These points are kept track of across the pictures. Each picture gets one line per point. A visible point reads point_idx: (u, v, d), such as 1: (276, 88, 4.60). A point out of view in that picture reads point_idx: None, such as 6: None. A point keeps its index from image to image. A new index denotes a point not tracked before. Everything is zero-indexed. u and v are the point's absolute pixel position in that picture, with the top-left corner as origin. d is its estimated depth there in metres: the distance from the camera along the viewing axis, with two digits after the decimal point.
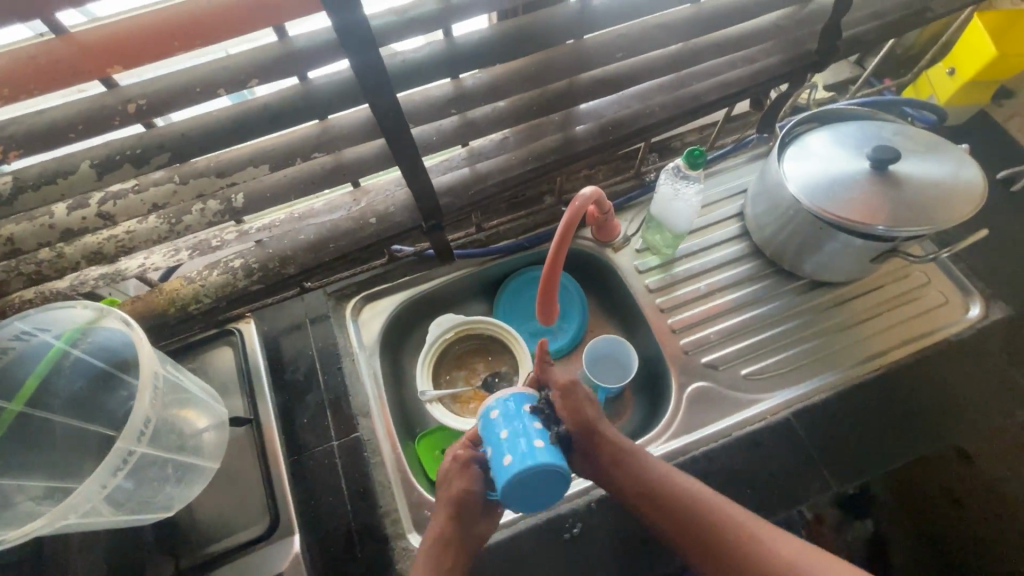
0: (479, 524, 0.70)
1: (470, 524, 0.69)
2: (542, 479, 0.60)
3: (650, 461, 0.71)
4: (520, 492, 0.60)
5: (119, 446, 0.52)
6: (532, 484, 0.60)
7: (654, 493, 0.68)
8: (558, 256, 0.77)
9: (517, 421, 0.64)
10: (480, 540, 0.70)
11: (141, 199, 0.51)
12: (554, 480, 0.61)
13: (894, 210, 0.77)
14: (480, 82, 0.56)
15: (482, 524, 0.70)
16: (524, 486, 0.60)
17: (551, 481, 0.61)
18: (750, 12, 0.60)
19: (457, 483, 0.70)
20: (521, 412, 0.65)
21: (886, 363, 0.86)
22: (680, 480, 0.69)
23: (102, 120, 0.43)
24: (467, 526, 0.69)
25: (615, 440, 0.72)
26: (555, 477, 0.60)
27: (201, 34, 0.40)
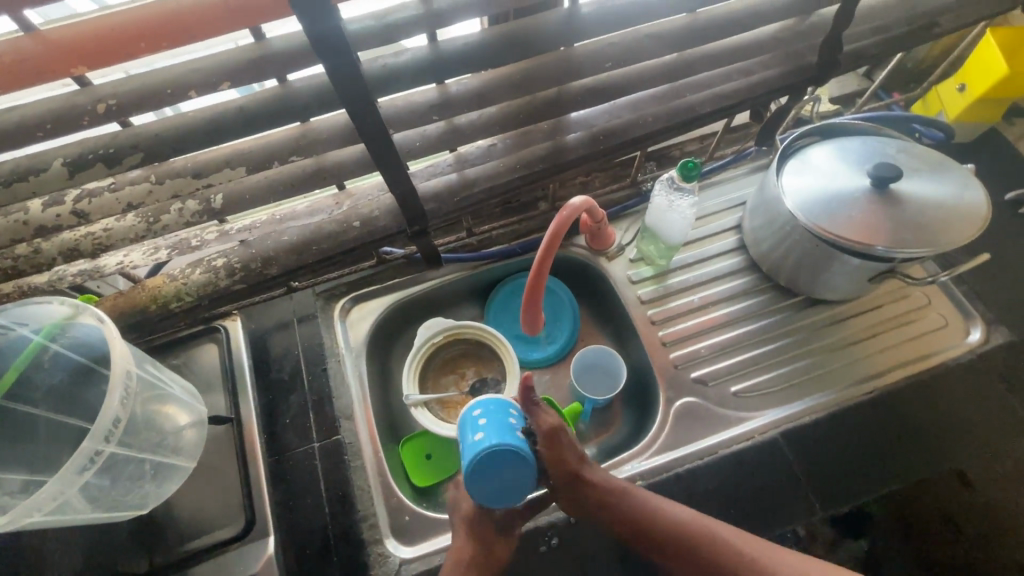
0: (497, 541, 0.69)
1: (487, 541, 0.68)
2: (497, 468, 0.61)
3: (642, 497, 0.68)
4: (481, 487, 0.62)
5: (86, 446, 0.52)
6: (489, 476, 0.61)
7: (649, 533, 0.66)
8: (544, 264, 0.76)
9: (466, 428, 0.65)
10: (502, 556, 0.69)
11: (115, 198, 0.51)
12: (510, 467, 0.61)
13: (894, 230, 0.75)
14: (464, 88, 0.54)
15: (500, 541, 0.69)
16: (484, 479, 0.61)
17: (509, 469, 0.61)
18: (747, 24, 0.58)
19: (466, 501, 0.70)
20: (468, 416, 0.66)
21: (881, 385, 0.83)
22: (671, 513, 0.67)
23: (72, 119, 0.43)
24: (485, 543, 0.68)
25: (601, 482, 0.68)
26: (509, 465, 0.61)
27: (169, 36, 0.40)
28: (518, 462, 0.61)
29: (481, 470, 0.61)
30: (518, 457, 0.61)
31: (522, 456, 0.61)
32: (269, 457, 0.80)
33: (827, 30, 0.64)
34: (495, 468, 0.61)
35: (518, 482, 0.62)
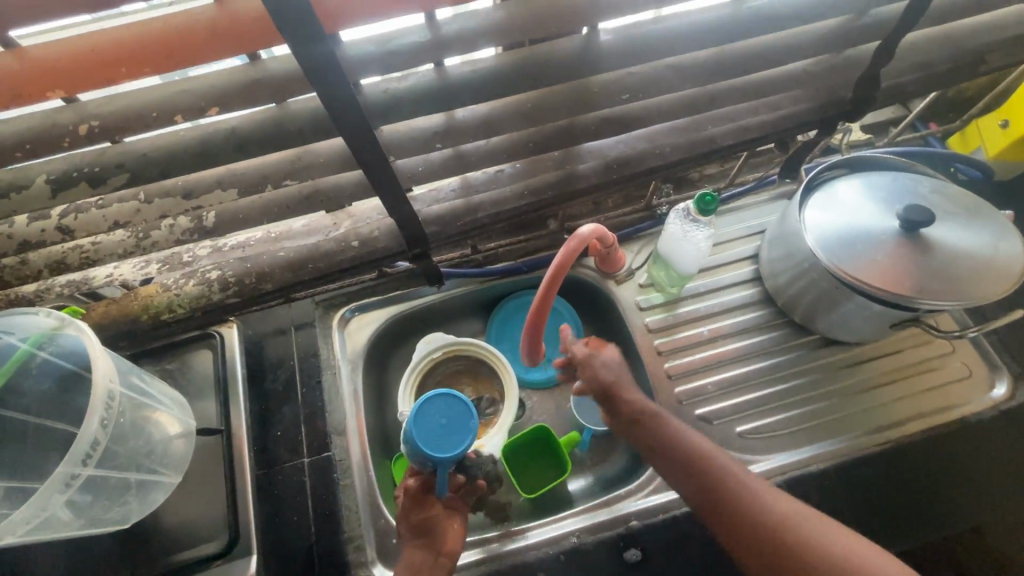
0: (447, 540, 0.71)
1: (437, 542, 0.71)
2: (442, 412, 0.69)
3: (673, 423, 0.68)
4: (423, 426, 0.68)
5: (61, 470, 0.50)
6: (434, 418, 0.69)
7: (671, 453, 0.65)
8: (545, 300, 0.73)
9: (419, 432, 0.68)
10: (454, 554, 0.71)
11: (101, 215, 0.49)
12: (454, 415, 0.69)
13: (919, 278, 0.71)
14: (471, 114, 0.51)
15: (451, 538, 0.72)
16: (426, 421, 0.69)
17: (452, 417, 0.69)
18: (780, 59, 0.54)
19: (413, 514, 0.72)
20: (415, 422, 0.68)
21: (896, 437, 0.80)
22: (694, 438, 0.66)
23: (53, 140, 0.41)
24: (436, 545, 0.70)
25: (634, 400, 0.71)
26: (466, 435, 0.69)
27: (152, 58, 0.37)
28: (472, 429, 0.69)
29: (427, 408, 0.69)
30: (463, 411, 0.70)
31: (474, 425, 0.69)
32: (258, 469, 0.78)
33: (865, 66, 0.59)
34: (441, 413, 0.69)
35: (455, 437, 0.68)
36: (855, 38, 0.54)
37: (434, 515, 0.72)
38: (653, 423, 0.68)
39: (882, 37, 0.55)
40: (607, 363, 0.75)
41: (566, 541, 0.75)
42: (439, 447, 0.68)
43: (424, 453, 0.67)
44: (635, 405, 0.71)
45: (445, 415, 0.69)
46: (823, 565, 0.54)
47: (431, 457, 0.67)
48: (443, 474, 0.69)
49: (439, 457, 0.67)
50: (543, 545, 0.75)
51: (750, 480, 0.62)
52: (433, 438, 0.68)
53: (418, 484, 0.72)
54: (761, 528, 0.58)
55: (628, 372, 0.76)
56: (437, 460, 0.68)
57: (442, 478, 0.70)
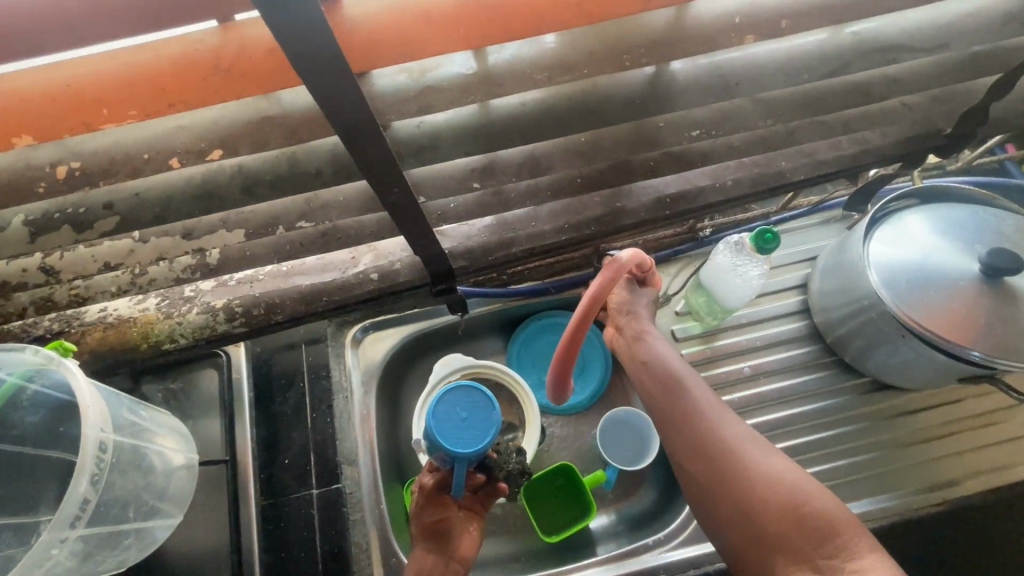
0: (460, 545, 0.68)
1: (450, 546, 0.68)
2: (464, 405, 0.63)
3: (662, 347, 0.69)
4: (442, 419, 0.62)
5: (46, 537, 0.45)
6: (454, 409, 0.63)
7: (653, 369, 0.67)
8: (599, 295, 0.63)
9: (437, 424, 0.62)
10: (467, 560, 0.68)
11: (91, 255, 0.43)
12: (476, 410, 0.63)
13: (995, 333, 0.63)
14: (516, 150, 0.44)
15: (465, 544, 0.69)
16: (446, 412, 0.63)
17: (474, 410, 0.63)
18: (878, 95, 0.46)
19: (427, 513, 0.69)
20: (433, 412, 0.63)
21: (952, 497, 0.74)
22: (674, 362, 0.67)
23: (26, 184, 0.35)
24: (448, 549, 0.67)
25: (641, 323, 0.72)
26: (486, 430, 0.63)
27: (138, 98, 0.31)
28: (493, 424, 0.63)
29: (449, 399, 0.63)
30: (486, 404, 0.64)
31: (495, 420, 0.63)
32: (264, 499, 0.74)
33: (973, 100, 0.51)
34: (461, 406, 0.63)
35: (477, 431, 0.63)
36: (972, 70, 0.46)
37: (449, 518, 0.69)
38: (643, 342, 0.70)
39: (1002, 72, 0.47)
40: (643, 300, 0.74)
41: None
42: (459, 441, 0.62)
43: (442, 447, 0.62)
44: (641, 328, 0.72)
45: (467, 408, 0.63)
46: (768, 489, 0.55)
47: (451, 452, 0.62)
48: (462, 472, 0.64)
49: (460, 453, 0.62)
50: None
51: (719, 409, 0.62)
52: (451, 431, 0.62)
53: (434, 481, 0.69)
54: (719, 448, 0.59)
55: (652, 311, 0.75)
56: (457, 457, 0.62)
57: (460, 477, 0.65)
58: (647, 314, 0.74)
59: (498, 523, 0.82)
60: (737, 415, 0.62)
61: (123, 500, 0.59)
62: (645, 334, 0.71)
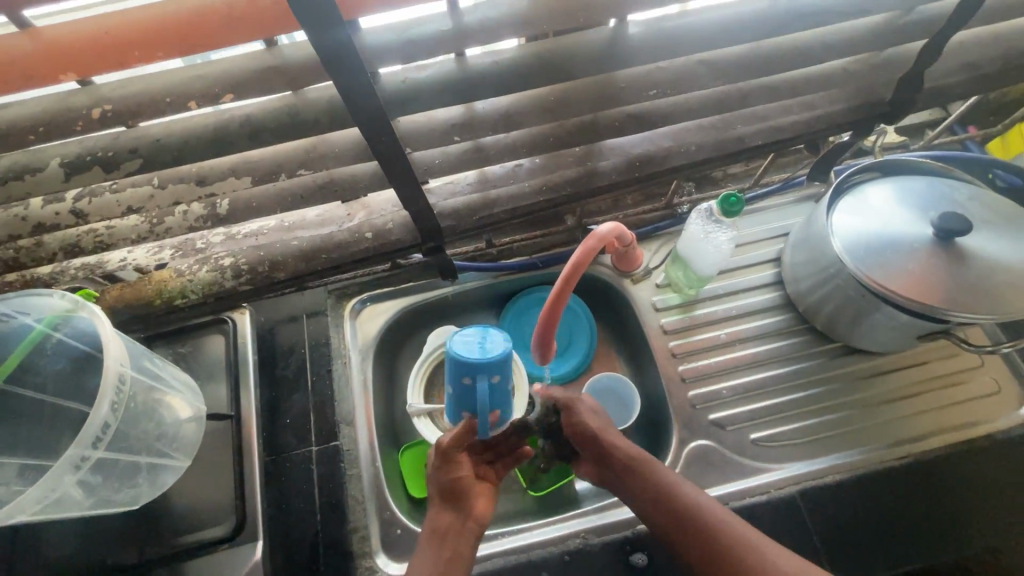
0: (476, 506, 0.67)
1: (466, 506, 0.67)
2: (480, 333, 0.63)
3: (657, 468, 0.68)
4: (461, 339, 0.61)
5: (70, 453, 0.50)
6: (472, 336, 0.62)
7: (658, 501, 0.66)
8: (584, 259, 0.67)
9: (459, 343, 0.61)
10: (484, 521, 0.67)
11: (115, 200, 0.49)
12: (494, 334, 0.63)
13: (952, 290, 0.67)
14: (492, 107, 0.50)
15: (481, 505, 0.68)
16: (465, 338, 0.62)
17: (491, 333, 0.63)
18: (816, 57, 0.52)
19: (442, 474, 0.68)
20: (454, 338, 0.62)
21: (919, 451, 0.77)
22: (682, 486, 0.66)
23: (65, 123, 0.41)
24: (464, 509, 0.67)
25: (623, 444, 0.71)
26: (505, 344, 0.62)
27: (164, 46, 0.37)
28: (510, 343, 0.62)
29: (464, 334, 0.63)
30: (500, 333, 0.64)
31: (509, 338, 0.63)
32: (266, 455, 0.79)
33: (908, 66, 0.57)
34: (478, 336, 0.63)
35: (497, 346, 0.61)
36: (897, 35, 0.52)
37: (465, 478, 0.68)
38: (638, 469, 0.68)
39: (927, 37, 0.52)
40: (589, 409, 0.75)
41: (572, 541, 0.74)
42: (481, 351, 0.60)
43: (466, 359, 0.59)
44: (626, 455, 0.70)
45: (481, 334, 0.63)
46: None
47: (478, 361, 0.59)
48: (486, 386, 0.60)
49: (486, 359, 0.59)
50: (548, 543, 0.74)
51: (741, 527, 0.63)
52: (474, 347, 0.60)
53: (451, 440, 0.69)
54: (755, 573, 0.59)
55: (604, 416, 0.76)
56: (482, 367, 0.59)
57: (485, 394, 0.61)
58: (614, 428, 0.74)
59: None
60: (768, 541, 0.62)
61: (136, 444, 0.63)
62: (634, 461, 0.69)
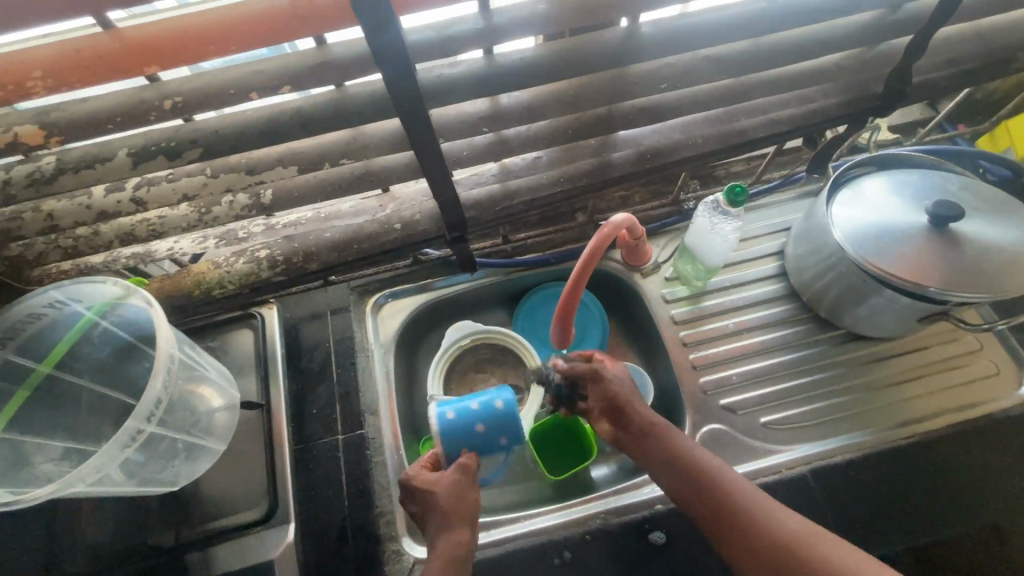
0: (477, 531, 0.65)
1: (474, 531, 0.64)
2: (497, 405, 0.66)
3: (677, 435, 0.68)
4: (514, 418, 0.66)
5: (129, 424, 0.54)
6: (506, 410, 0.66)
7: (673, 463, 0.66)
8: (600, 244, 0.74)
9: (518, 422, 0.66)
10: None
11: (172, 188, 0.53)
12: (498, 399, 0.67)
13: (950, 272, 0.71)
14: (517, 100, 0.55)
15: None
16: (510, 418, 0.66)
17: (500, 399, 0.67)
18: (812, 53, 0.57)
19: (467, 494, 0.64)
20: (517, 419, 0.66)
21: (923, 430, 0.80)
22: (697, 451, 0.67)
23: (139, 114, 0.45)
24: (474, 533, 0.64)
25: (645, 412, 0.70)
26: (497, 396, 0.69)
27: (237, 42, 0.41)
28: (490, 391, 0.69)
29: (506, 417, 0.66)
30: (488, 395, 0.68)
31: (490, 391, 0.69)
32: (295, 444, 0.82)
33: (896, 60, 0.61)
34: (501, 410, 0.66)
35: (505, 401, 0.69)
36: (886, 32, 0.57)
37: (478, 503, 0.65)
38: (656, 434, 0.69)
39: (913, 33, 0.57)
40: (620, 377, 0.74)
41: (592, 522, 0.76)
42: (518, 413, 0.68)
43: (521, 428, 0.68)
44: (645, 421, 0.70)
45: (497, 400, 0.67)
46: None
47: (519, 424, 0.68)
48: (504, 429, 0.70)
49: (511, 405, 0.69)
50: (568, 524, 0.77)
51: (757, 495, 0.63)
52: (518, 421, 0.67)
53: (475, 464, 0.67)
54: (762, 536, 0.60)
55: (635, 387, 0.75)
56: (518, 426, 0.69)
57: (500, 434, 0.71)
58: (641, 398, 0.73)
59: (508, 473, 0.89)
60: (786, 511, 0.62)
61: (175, 429, 0.66)
62: (652, 427, 0.69)
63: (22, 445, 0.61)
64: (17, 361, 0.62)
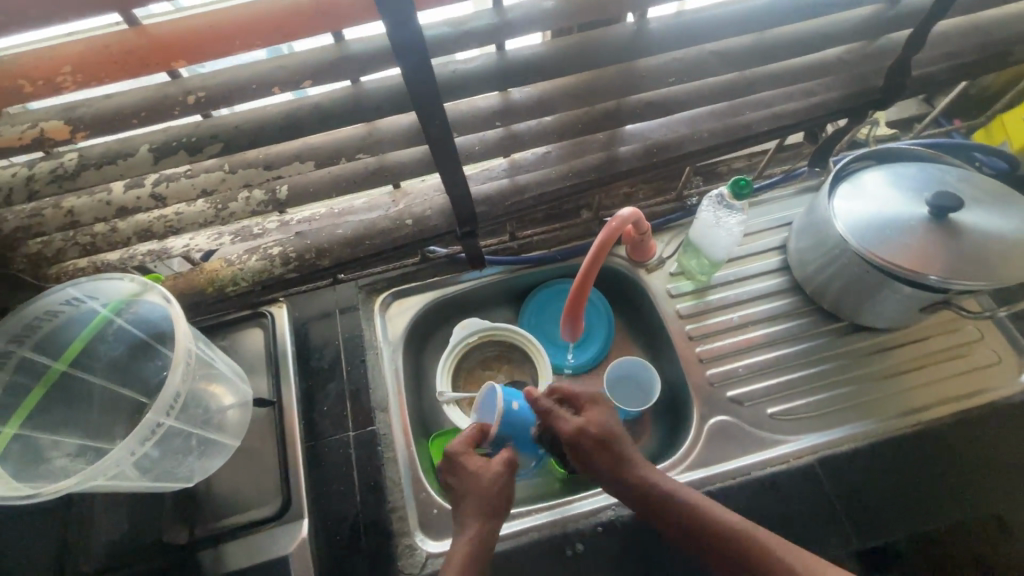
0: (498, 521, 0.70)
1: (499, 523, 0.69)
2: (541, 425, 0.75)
3: (682, 501, 0.66)
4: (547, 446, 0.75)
5: (149, 417, 0.55)
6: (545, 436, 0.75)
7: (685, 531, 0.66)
8: (608, 237, 0.75)
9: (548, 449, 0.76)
10: None
11: (191, 183, 0.54)
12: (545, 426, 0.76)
13: (951, 260, 0.72)
14: (529, 95, 0.56)
15: None
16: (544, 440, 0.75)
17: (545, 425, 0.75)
18: (814, 46, 0.58)
19: (506, 488, 0.69)
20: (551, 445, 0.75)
21: (927, 419, 0.81)
22: (707, 516, 0.65)
23: (163, 110, 0.46)
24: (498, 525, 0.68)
25: (638, 483, 0.68)
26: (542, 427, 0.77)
27: (262, 36, 0.43)
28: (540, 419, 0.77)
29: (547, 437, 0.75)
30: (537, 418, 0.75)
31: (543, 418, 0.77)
32: (306, 442, 0.82)
33: (896, 54, 0.63)
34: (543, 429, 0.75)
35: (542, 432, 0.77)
36: (885, 26, 0.59)
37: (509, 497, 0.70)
38: (659, 506, 0.67)
39: (912, 27, 0.59)
40: (599, 441, 0.70)
41: (603, 514, 0.76)
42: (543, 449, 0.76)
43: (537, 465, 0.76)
44: (643, 492, 0.67)
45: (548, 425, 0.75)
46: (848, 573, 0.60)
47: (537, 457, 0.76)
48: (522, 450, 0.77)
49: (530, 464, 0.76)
50: (579, 517, 0.77)
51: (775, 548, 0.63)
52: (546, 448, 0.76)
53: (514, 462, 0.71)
54: None
55: (618, 436, 0.71)
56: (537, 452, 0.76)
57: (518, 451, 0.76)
58: (631, 458, 0.70)
59: None
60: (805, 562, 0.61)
61: (190, 425, 0.66)
62: (652, 497, 0.67)
63: (38, 442, 0.61)
64: (33, 359, 0.62)
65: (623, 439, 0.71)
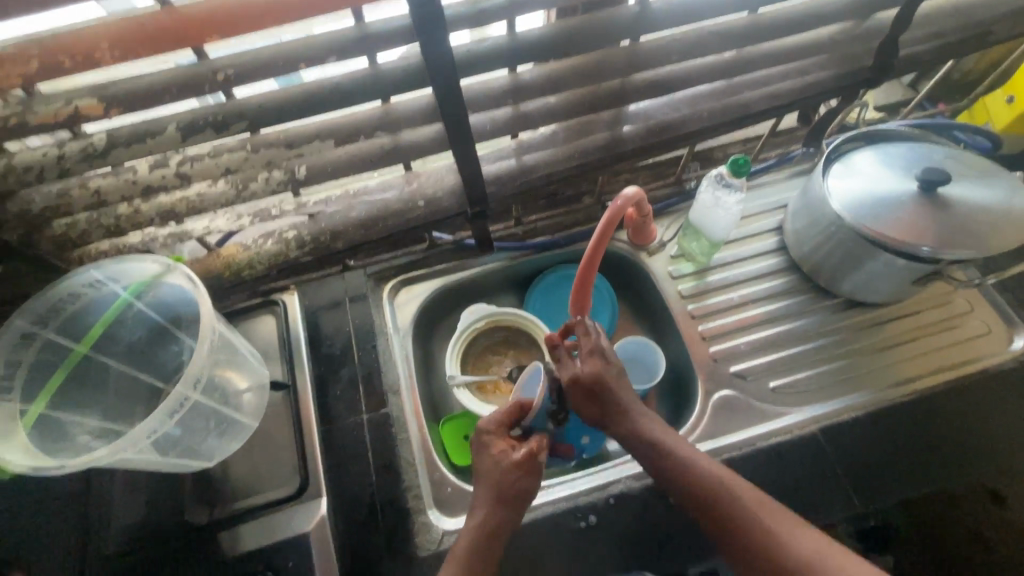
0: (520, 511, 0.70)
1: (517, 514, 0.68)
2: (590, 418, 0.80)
3: (675, 451, 0.68)
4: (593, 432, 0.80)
5: (178, 390, 0.57)
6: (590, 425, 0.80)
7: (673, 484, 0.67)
8: (614, 216, 0.77)
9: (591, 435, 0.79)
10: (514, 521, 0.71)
11: (215, 162, 0.55)
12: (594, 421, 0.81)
13: (941, 232, 0.75)
14: (538, 74, 0.59)
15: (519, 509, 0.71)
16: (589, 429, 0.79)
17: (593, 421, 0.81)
18: (806, 26, 0.61)
19: (523, 480, 0.68)
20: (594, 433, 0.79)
21: (922, 387, 0.84)
22: (694, 470, 0.67)
23: (193, 87, 0.48)
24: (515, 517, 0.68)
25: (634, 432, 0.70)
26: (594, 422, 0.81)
27: (291, 12, 0.45)
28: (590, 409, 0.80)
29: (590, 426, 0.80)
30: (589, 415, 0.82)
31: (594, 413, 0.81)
32: (321, 425, 0.83)
33: (884, 33, 0.66)
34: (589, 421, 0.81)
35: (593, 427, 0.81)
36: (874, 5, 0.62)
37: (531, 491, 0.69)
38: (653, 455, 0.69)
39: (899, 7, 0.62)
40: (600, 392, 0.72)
41: (614, 487, 0.78)
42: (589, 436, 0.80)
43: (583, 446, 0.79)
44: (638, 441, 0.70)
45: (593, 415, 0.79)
46: None
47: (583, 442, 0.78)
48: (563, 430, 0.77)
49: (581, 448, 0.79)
50: (592, 490, 0.79)
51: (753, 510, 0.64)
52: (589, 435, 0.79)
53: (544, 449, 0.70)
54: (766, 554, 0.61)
55: (625, 388, 0.73)
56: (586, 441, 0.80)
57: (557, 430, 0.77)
58: (631, 410, 0.71)
59: None
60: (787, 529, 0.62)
61: (211, 405, 0.68)
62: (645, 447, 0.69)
63: (63, 420, 0.62)
64: (56, 340, 0.63)
65: (628, 392, 0.73)
